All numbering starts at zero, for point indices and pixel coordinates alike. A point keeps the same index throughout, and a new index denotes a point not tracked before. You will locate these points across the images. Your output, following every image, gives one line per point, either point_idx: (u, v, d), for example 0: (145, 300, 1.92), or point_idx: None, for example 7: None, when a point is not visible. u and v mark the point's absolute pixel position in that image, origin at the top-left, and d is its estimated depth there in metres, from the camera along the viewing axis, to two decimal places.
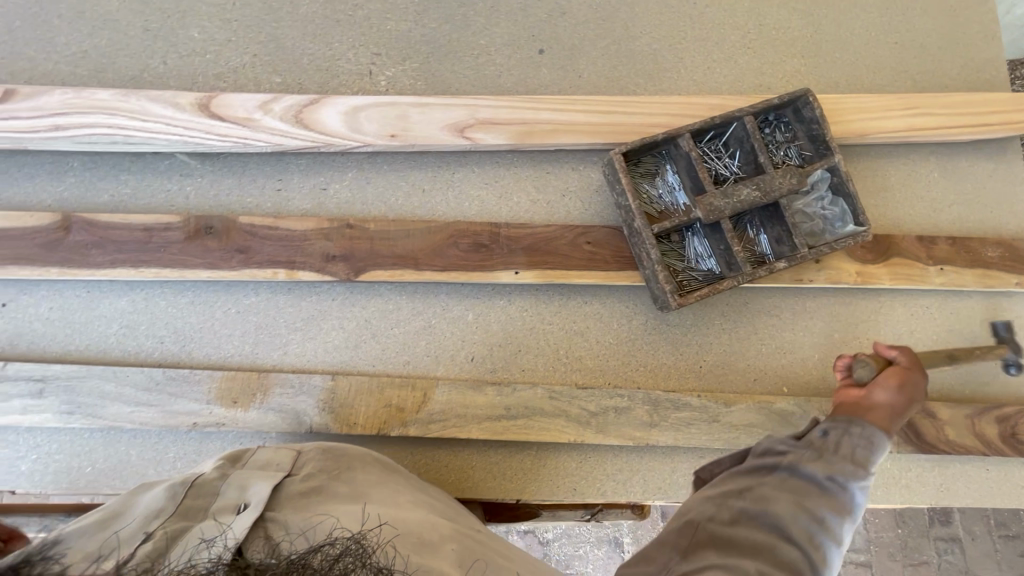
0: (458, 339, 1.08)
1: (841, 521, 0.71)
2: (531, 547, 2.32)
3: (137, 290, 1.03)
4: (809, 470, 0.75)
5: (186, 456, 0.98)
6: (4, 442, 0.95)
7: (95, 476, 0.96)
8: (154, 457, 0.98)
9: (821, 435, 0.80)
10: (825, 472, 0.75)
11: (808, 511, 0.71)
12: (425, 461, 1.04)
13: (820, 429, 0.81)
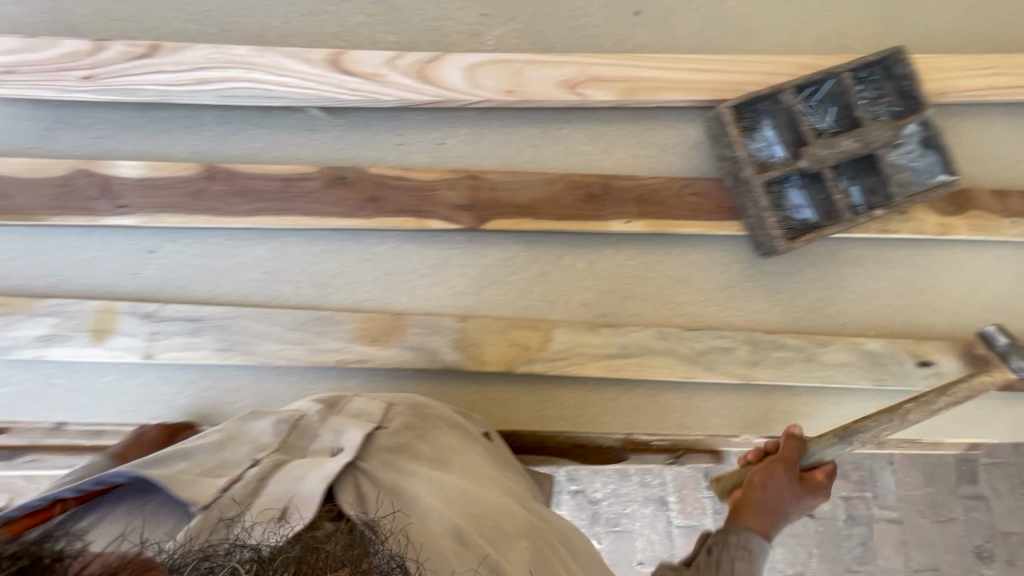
0: (572, 285, 1.15)
1: None
2: (580, 506, 2.42)
3: (272, 238, 1.08)
4: None
5: (328, 392, 1.04)
6: (162, 379, 1.01)
7: (247, 410, 1.02)
8: (299, 393, 1.04)
9: (707, 554, 0.95)
10: None
11: None
12: (545, 397, 1.10)
13: (706, 548, 0.96)
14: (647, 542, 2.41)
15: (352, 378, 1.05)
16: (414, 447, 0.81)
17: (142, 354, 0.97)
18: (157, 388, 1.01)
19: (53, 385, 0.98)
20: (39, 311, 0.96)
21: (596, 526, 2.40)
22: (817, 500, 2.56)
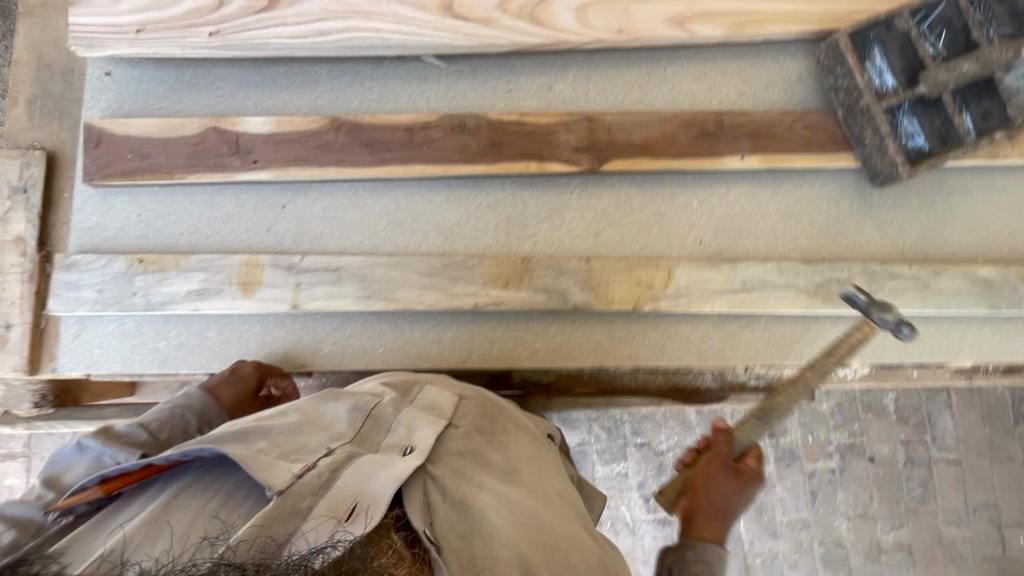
0: (688, 223, 1.16)
1: None
2: (648, 458, 2.43)
3: (396, 189, 1.09)
4: None
5: (464, 335, 1.07)
6: (307, 328, 1.04)
7: (388, 355, 1.05)
8: (436, 338, 1.07)
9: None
10: None
11: None
12: (667, 334, 1.13)
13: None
14: None
15: (485, 321, 1.08)
16: (478, 453, 0.83)
17: (290, 304, 1.00)
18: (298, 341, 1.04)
19: (207, 340, 1.02)
20: (188, 267, 0.99)
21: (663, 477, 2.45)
22: (877, 443, 2.59)
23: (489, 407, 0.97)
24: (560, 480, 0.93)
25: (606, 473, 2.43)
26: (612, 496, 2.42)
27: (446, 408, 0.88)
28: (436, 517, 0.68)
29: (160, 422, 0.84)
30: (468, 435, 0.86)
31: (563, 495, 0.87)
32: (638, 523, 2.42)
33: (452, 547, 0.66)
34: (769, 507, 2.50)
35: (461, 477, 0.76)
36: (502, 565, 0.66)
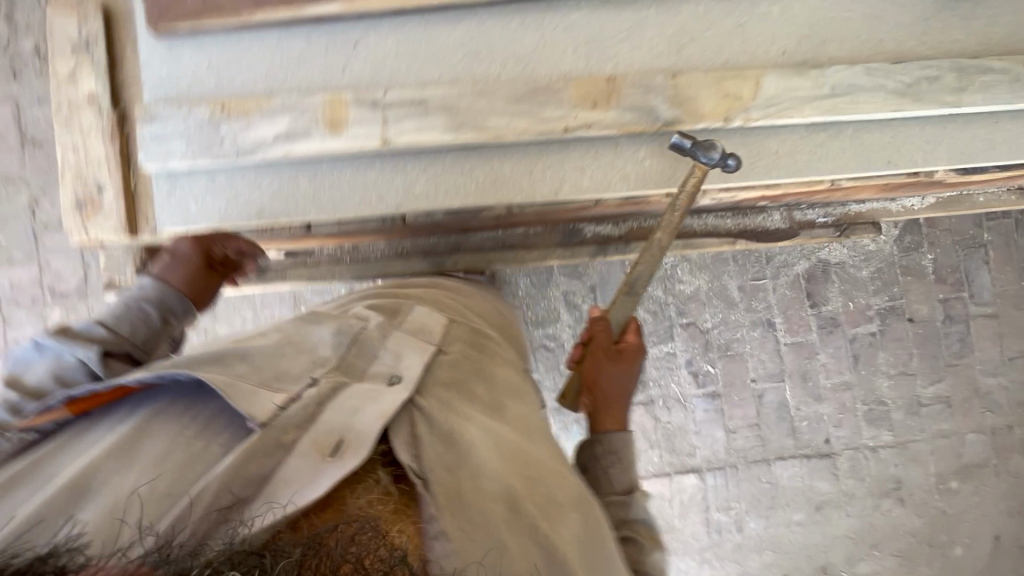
0: (767, 39, 1.41)
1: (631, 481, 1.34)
2: (694, 337, 2.49)
3: (469, 20, 1.40)
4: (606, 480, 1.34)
5: (540, 128, 1.38)
6: (400, 162, 1.44)
7: (510, 166, 1.44)
8: (531, 156, 1.44)
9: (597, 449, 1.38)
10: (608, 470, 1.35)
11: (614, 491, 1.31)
12: (759, 140, 1.44)
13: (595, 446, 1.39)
14: (758, 360, 2.53)
15: (591, 146, 1.43)
16: (462, 393, 1.13)
17: (382, 139, 1.37)
18: (386, 179, 1.45)
19: (299, 183, 1.46)
20: (271, 110, 1.38)
21: (709, 353, 2.51)
22: (916, 304, 2.62)
23: (467, 354, 1.27)
24: (524, 420, 1.22)
25: (655, 354, 2.47)
26: (662, 376, 2.48)
27: (436, 327, 1.28)
28: (422, 454, 0.96)
29: (119, 315, 1.24)
30: (454, 354, 1.23)
31: (528, 437, 1.16)
32: (688, 398, 2.49)
33: (438, 479, 0.93)
34: (813, 373, 2.56)
35: (450, 412, 1.05)
36: (477, 488, 0.95)
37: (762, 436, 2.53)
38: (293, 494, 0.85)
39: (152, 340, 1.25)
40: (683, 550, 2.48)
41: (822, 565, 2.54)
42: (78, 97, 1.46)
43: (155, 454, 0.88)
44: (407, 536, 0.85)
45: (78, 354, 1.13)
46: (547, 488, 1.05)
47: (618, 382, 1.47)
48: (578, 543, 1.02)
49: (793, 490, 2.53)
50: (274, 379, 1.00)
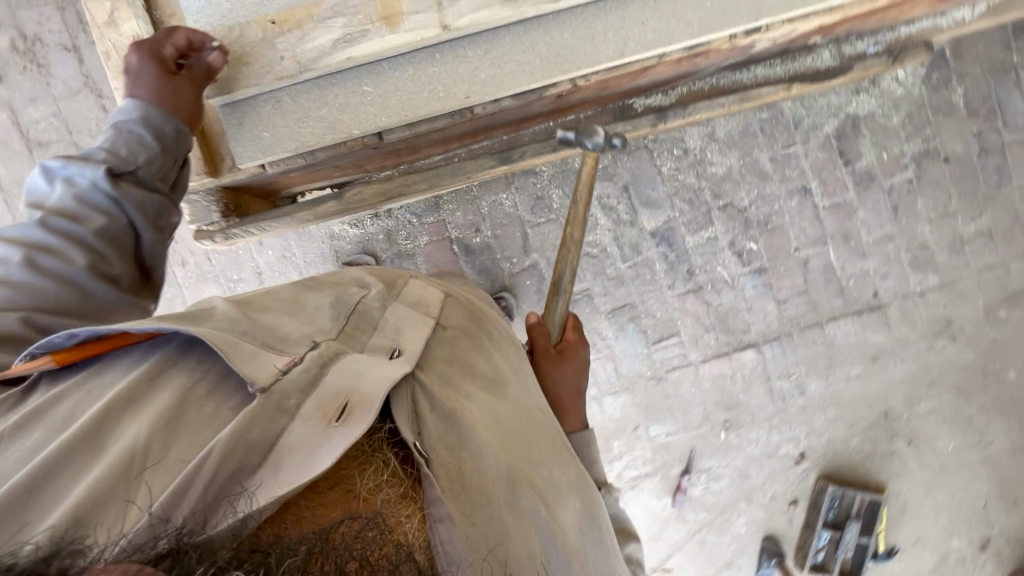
0: None
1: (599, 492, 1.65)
2: (733, 217, 2.48)
3: None
4: None
5: None
6: (463, 50, 1.47)
7: (570, 34, 1.45)
8: (589, 20, 1.45)
9: None
10: None
11: None
12: None
13: None
14: (798, 228, 2.53)
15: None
16: (460, 375, 1.24)
17: (440, 27, 1.41)
18: (452, 73, 1.48)
19: (365, 90, 1.49)
20: (327, 16, 1.42)
21: (750, 230, 2.50)
22: (950, 143, 2.56)
23: (460, 330, 1.38)
24: (517, 399, 1.32)
25: (697, 241, 2.47)
26: (706, 261, 2.49)
27: (432, 301, 1.40)
28: (424, 431, 1.04)
29: (117, 140, 1.37)
30: (449, 332, 1.34)
31: (522, 418, 1.28)
32: (736, 278, 2.51)
33: (440, 458, 1.02)
34: (854, 231, 2.56)
35: (448, 389, 1.15)
36: (478, 466, 1.06)
37: (812, 301, 2.56)
38: (298, 466, 0.87)
39: (153, 164, 1.37)
40: (751, 421, 2.58)
41: (884, 410, 2.63)
42: (123, 40, 1.48)
43: (165, 411, 0.90)
44: (414, 521, 0.92)
45: (89, 174, 1.33)
46: (537, 474, 1.18)
47: (566, 382, 1.71)
48: (559, 527, 1.15)
49: (848, 347, 2.60)
50: (279, 342, 1.05)
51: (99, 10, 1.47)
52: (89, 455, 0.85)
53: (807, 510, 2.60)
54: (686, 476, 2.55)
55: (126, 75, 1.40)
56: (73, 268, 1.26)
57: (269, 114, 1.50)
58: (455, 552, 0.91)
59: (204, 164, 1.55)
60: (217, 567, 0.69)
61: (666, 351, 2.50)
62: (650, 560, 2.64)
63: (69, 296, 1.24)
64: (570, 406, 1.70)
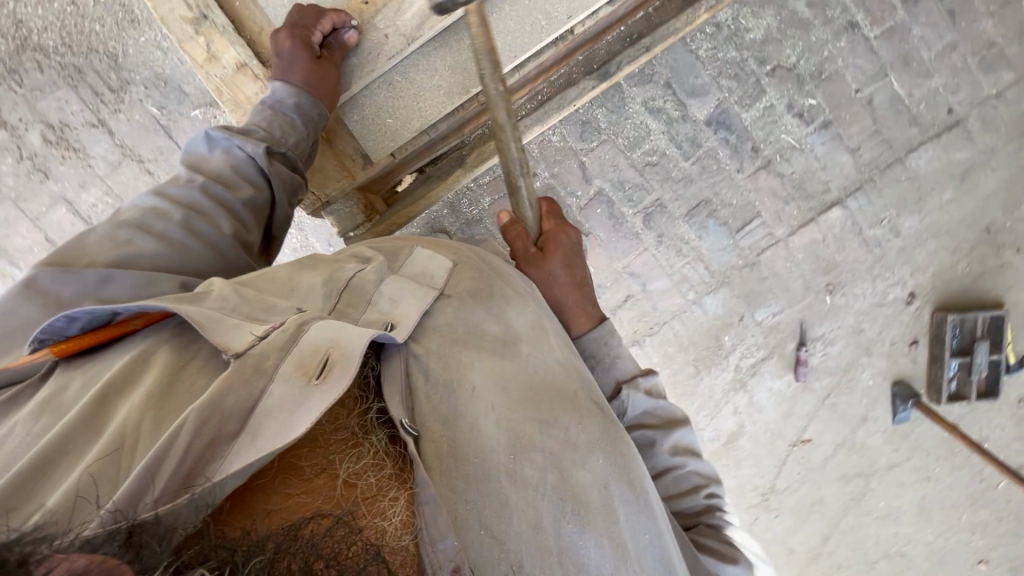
0: None
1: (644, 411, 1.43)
2: (785, 80, 2.31)
3: None
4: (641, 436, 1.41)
5: None
6: None
7: None
8: None
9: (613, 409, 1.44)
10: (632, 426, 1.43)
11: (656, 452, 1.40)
12: None
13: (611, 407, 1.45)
14: (855, 68, 2.33)
15: None
16: (463, 341, 1.14)
17: None
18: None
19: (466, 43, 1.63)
20: None
21: (805, 86, 2.33)
22: None
23: (481, 287, 1.24)
24: (538, 354, 1.18)
25: (754, 115, 2.33)
26: (769, 133, 2.36)
27: (440, 272, 1.26)
28: (418, 410, 1.05)
29: (272, 120, 1.45)
30: (456, 295, 1.22)
31: (536, 378, 1.14)
32: (803, 140, 2.38)
33: (433, 436, 1.02)
34: (913, 52, 2.34)
35: (449, 358, 1.10)
36: (474, 436, 1.03)
37: (886, 139, 2.41)
38: (273, 432, 0.86)
39: (299, 145, 1.49)
40: (853, 278, 2.53)
41: (985, 226, 2.51)
42: (227, 71, 1.53)
43: (153, 386, 0.94)
44: (401, 503, 0.92)
45: (250, 150, 1.41)
46: (546, 435, 1.06)
47: (554, 278, 1.53)
48: (575, 492, 1.03)
49: (933, 174, 2.45)
50: (261, 313, 1.05)
51: (195, 48, 1.51)
52: (87, 435, 0.88)
53: (930, 345, 2.59)
54: (803, 348, 2.55)
55: (275, 58, 1.49)
56: (223, 235, 1.33)
57: (394, 100, 1.65)
58: (438, 532, 0.90)
59: (349, 175, 1.68)
60: (179, 564, 0.67)
61: (752, 236, 2.45)
62: (788, 437, 2.70)
63: (211, 261, 1.31)
64: (570, 301, 1.54)
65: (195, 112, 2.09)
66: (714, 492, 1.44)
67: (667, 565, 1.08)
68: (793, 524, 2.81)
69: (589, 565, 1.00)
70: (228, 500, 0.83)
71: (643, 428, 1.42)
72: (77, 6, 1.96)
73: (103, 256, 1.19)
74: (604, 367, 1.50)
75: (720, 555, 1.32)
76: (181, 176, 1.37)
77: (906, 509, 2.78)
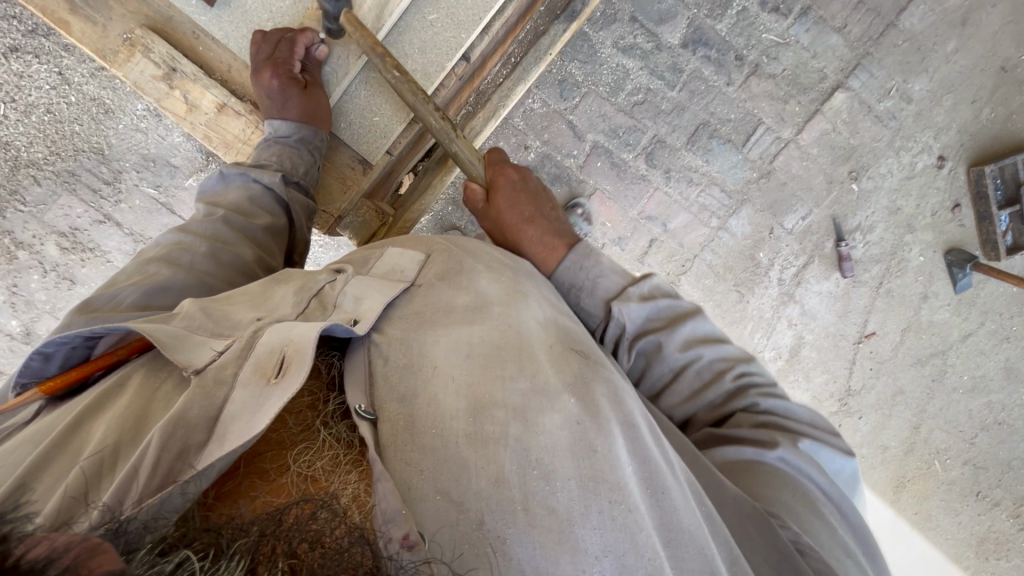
0: None
1: (643, 321, 1.37)
2: None
3: None
4: (643, 341, 1.35)
5: None
6: None
7: None
8: None
9: (610, 329, 1.38)
10: (634, 335, 1.37)
11: (666, 354, 1.34)
12: None
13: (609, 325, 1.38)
14: None
15: None
16: (429, 321, 1.09)
17: None
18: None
19: (431, 20, 1.58)
20: None
21: None
22: None
23: (455, 266, 1.23)
24: (507, 318, 1.11)
25: (729, 23, 2.24)
26: (748, 37, 2.26)
27: (410, 264, 1.24)
28: (377, 395, 0.97)
29: (281, 154, 1.47)
30: (426, 282, 1.19)
31: (502, 339, 1.05)
32: (787, 34, 2.28)
33: (390, 415, 0.93)
34: None
35: (411, 340, 1.05)
36: (433, 403, 0.93)
37: (873, 6, 2.28)
38: (238, 432, 0.79)
39: (309, 172, 1.53)
40: (875, 157, 2.43)
41: (1000, 66, 2.37)
42: (211, 116, 1.55)
43: (130, 405, 0.88)
44: (351, 486, 0.82)
45: (267, 180, 1.42)
46: (508, 389, 0.96)
47: (508, 219, 1.51)
48: (541, 438, 0.90)
49: (931, 28, 2.32)
50: (226, 328, 0.99)
51: (175, 103, 1.52)
52: (64, 458, 0.81)
53: (974, 204, 2.47)
54: (842, 244, 2.47)
55: (266, 98, 1.49)
56: (243, 256, 1.32)
57: (374, 99, 1.64)
58: (390, 503, 0.77)
59: (358, 190, 1.69)
60: (163, 546, 0.60)
61: (760, 144, 2.38)
62: (851, 335, 2.63)
63: (231, 281, 1.28)
64: (529, 241, 1.49)
65: (189, 181, 2.15)
66: (744, 372, 1.35)
67: (664, 500, 0.92)
68: (880, 421, 2.74)
69: (565, 512, 0.84)
70: (201, 501, 0.74)
71: (647, 334, 1.35)
72: (52, 113, 2.01)
73: (126, 295, 1.11)
74: (589, 292, 1.41)
75: (758, 442, 1.22)
76: (201, 212, 1.35)
77: (993, 376, 2.68)
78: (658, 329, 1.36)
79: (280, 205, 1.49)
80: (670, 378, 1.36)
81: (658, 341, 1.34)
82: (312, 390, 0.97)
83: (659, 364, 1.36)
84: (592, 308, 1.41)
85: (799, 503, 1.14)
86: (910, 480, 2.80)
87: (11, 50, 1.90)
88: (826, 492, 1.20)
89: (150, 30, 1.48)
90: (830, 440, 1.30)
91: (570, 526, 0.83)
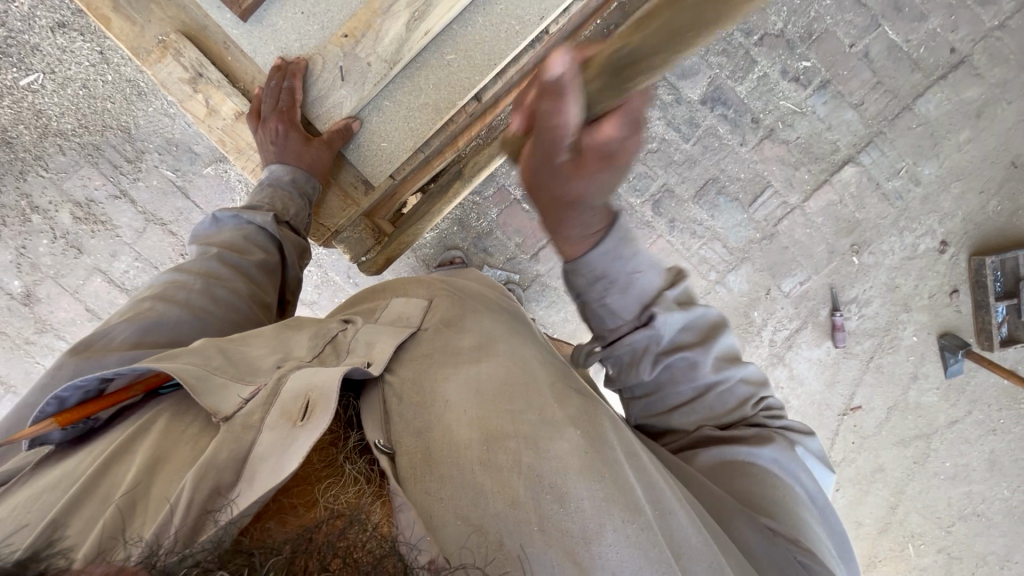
0: None
1: (682, 338, 1.22)
2: (774, 47, 2.27)
3: None
4: (676, 358, 1.20)
5: None
6: None
7: None
8: None
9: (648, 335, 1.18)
10: (670, 350, 1.20)
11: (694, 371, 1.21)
12: None
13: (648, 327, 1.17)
14: (844, 23, 2.27)
15: None
16: (438, 361, 1.08)
17: None
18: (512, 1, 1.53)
19: (451, 60, 1.58)
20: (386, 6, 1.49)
21: (797, 50, 2.28)
22: None
23: (456, 312, 1.25)
24: (516, 361, 1.10)
25: (749, 86, 2.30)
26: (766, 102, 2.32)
27: (415, 311, 1.25)
28: (393, 430, 0.94)
29: (273, 197, 1.56)
30: (432, 327, 1.19)
31: (513, 375, 1.04)
32: (804, 103, 2.33)
33: (407, 449, 0.91)
34: None
35: (423, 376, 1.04)
36: (444, 435, 0.92)
37: (891, 88, 2.33)
38: (269, 472, 0.79)
39: (300, 212, 1.60)
40: (878, 234, 2.46)
41: (1011, 160, 2.41)
42: (228, 122, 1.62)
43: (151, 451, 0.87)
44: (378, 513, 0.79)
45: (261, 220, 1.52)
46: (519, 420, 0.94)
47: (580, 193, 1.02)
48: (551, 461, 0.88)
49: (946, 117, 2.37)
50: (247, 373, 1.00)
51: (196, 105, 1.58)
52: (93, 501, 0.81)
53: (973, 291, 2.48)
54: (837, 313, 2.48)
55: (268, 144, 1.57)
56: (239, 296, 1.38)
57: (387, 122, 1.63)
58: (413, 532, 0.76)
59: (356, 209, 1.69)
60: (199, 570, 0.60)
61: (766, 206, 2.42)
62: (836, 406, 2.63)
63: (226, 321, 1.32)
64: (570, 229, 1.12)
65: (208, 169, 2.21)
66: (763, 398, 1.27)
67: (670, 519, 0.89)
68: (857, 496, 2.71)
69: (580, 529, 0.82)
70: (248, 532, 0.73)
71: (681, 351, 1.20)
72: (87, 88, 2.08)
73: (120, 332, 1.16)
74: (620, 288, 1.16)
75: (755, 443, 1.18)
76: (196, 251, 1.43)
77: (976, 466, 2.65)
78: (692, 343, 1.22)
79: (272, 242, 1.57)
80: (690, 396, 1.24)
81: (692, 363, 1.21)
82: (331, 428, 0.93)
83: (682, 381, 1.22)
84: (620, 308, 1.17)
85: (790, 506, 1.13)
86: (882, 560, 2.75)
87: (59, 26, 1.99)
88: (810, 494, 1.20)
89: (184, 35, 1.55)
90: (814, 449, 1.29)
91: (588, 544, 0.81)
